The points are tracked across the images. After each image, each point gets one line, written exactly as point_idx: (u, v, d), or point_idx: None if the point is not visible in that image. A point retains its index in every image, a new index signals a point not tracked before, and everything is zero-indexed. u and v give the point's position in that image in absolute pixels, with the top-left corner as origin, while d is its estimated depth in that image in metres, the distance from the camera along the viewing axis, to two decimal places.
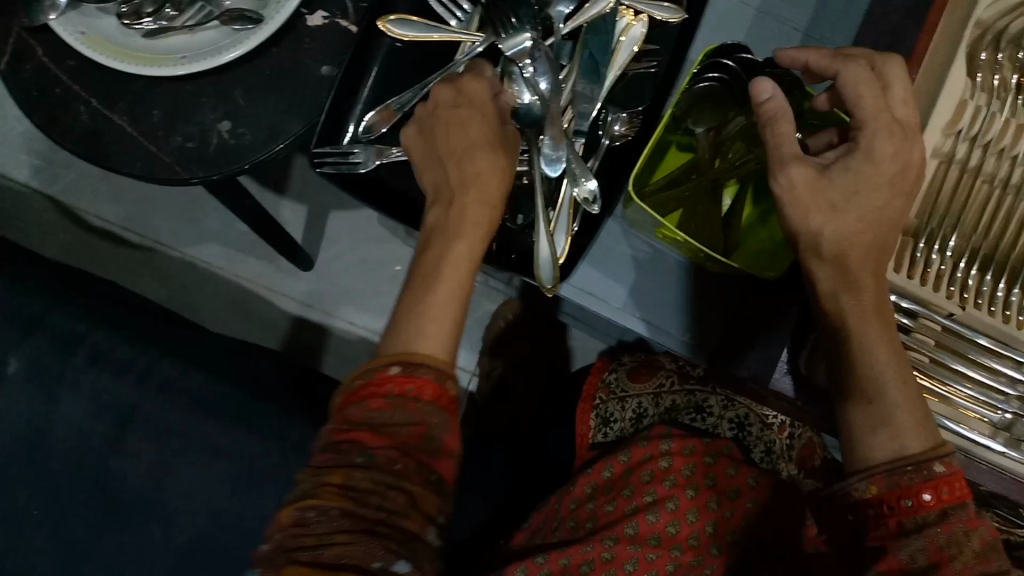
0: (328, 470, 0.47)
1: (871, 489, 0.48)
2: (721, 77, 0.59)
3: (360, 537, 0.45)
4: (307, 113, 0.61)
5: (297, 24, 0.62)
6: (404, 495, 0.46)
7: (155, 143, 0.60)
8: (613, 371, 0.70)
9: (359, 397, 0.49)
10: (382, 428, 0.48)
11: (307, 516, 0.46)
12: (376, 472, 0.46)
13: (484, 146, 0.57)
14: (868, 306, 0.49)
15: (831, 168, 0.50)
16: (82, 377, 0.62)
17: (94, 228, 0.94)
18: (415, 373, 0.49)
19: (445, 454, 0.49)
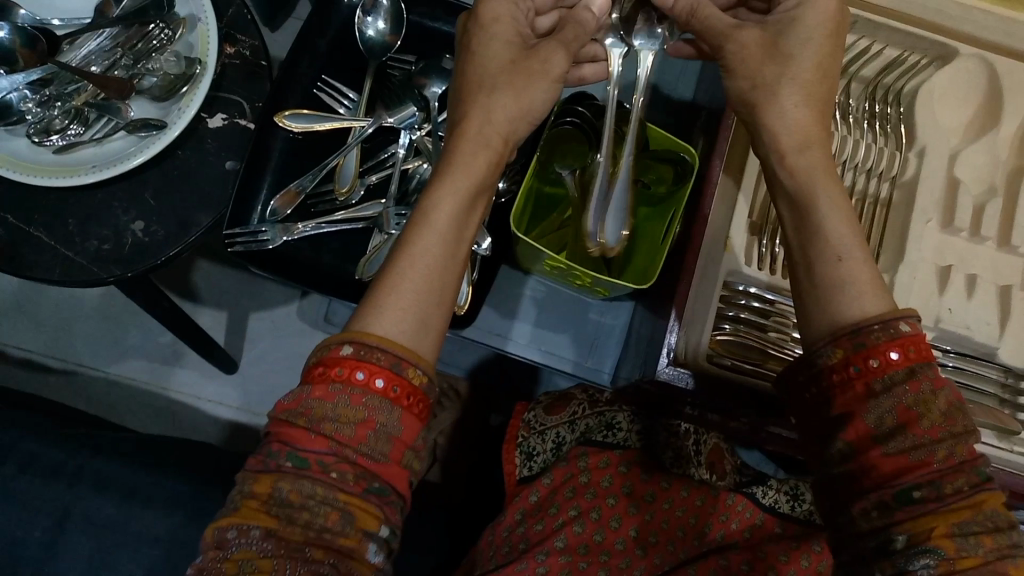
0: (256, 477, 0.39)
1: (837, 353, 0.41)
2: (578, 121, 0.61)
3: (284, 565, 0.36)
4: (214, 204, 0.67)
5: (199, 127, 0.68)
6: (333, 510, 0.38)
7: (75, 250, 0.66)
8: (531, 411, 0.72)
9: (308, 379, 0.41)
10: (325, 421, 0.39)
11: (226, 536, 0.37)
12: (309, 481, 0.38)
13: (505, 80, 0.49)
14: (819, 175, 0.45)
15: (790, 41, 0.48)
16: (11, 484, 0.67)
17: (13, 359, 1.04)
18: (367, 359, 0.40)
19: (389, 457, 0.40)
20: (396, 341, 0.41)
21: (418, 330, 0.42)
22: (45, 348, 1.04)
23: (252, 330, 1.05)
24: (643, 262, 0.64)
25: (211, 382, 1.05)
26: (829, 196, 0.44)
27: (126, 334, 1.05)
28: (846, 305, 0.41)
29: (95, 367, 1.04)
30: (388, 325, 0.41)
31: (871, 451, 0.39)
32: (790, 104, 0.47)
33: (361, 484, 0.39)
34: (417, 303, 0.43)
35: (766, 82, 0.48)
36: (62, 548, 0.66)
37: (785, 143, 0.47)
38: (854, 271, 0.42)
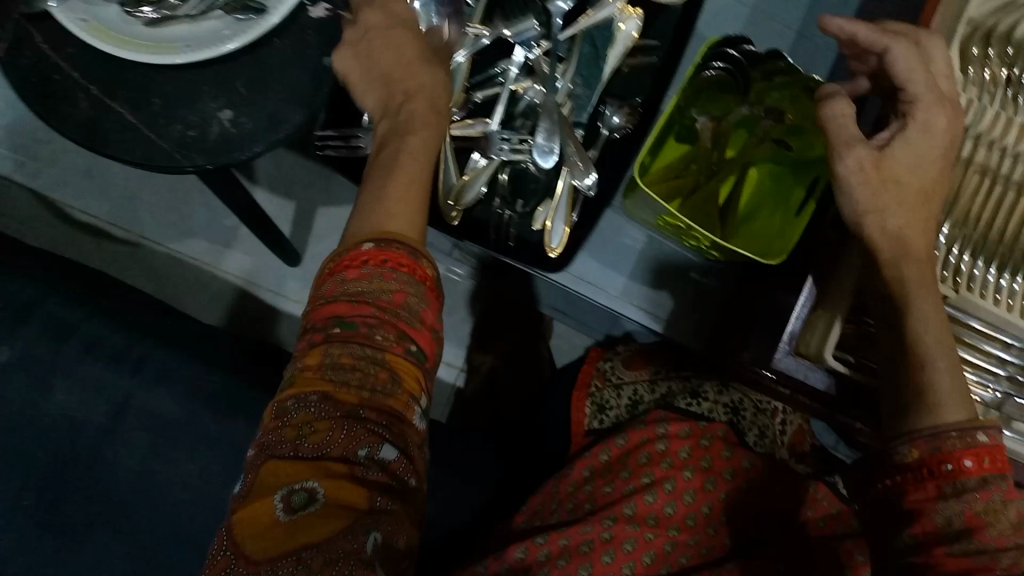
0: (307, 350, 0.43)
1: (914, 453, 0.43)
2: (727, 68, 0.56)
3: (343, 422, 0.41)
4: (308, 102, 0.62)
5: (300, 15, 0.63)
6: (383, 371, 0.42)
7: (158, 132, 0.62)
8: (608, 360, 0.69)
9: (333, 273, 0.44)
10: (364, 296, 0.43)
11: (288, 404, 0.42)
12: (356, 346, 0.42)
13: (428, 65, 0.53)
14: (921, 278, 0.45)
15: (891, 145, 0.46)
16: (76, 366, 0.65)
17: (77, 222, 1.03)
18: (389, 250, 0.44)
19: (422, 325, 0.44)
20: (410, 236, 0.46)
21: (416, 221, 0.47)
22: (109, 215, 1.02)
23: (318, 225, 1.02)
24: (766, 226, 0.59)
25: (272, 271, 1.03)
26: (927, 302, 0.44)
27: (191, 212, 1.03)
28: (932, 414, 0.43)
29: (158, 241, 1.02)
30: (398, 223, 0.46)
31: (936, 548, 0.41)
32: (893, 215, 0.45)
33: (400, 348, 0.43)
34: (412, 206, 0.47)
35: (880, 206, 0.45)
36: (119, 437, 0.64)
37: (887, 254, 0.45)
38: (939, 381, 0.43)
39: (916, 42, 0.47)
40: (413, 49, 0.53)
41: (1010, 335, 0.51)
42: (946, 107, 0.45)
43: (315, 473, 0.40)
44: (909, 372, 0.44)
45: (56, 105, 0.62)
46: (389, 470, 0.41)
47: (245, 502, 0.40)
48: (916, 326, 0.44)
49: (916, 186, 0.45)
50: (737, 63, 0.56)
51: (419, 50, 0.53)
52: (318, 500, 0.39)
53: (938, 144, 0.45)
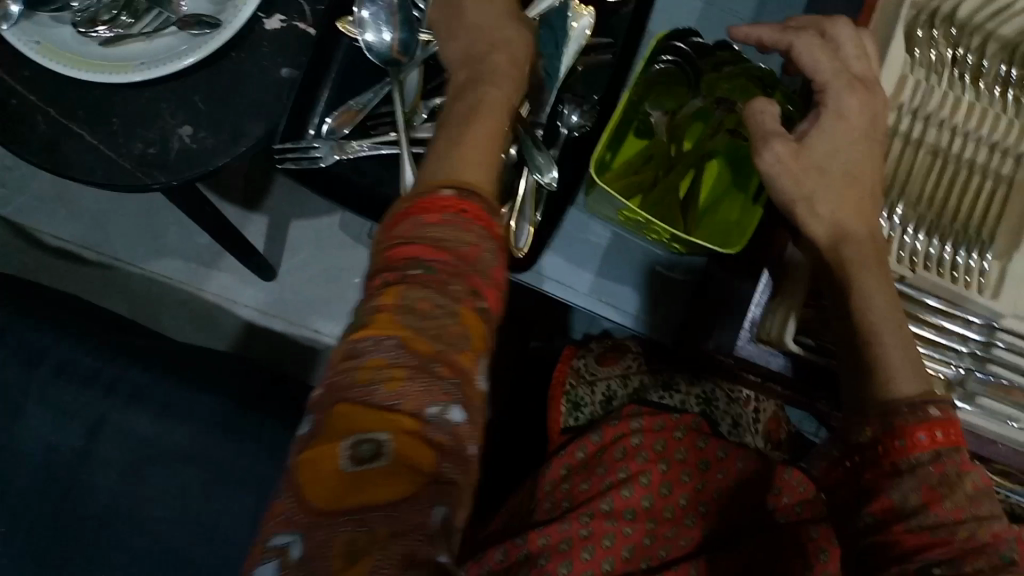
0: (381, 290, 0.35)
1: (867, 432, 0.43)
2: (675, 61, 0.57)
3: (416, 370, 0.33)
4: (267, 114, 0.62)
5: (255, 28, 0.63)
6: (456, 327, 0.34)
7: (119, 151, 0.63)
8: (581, 357, 0.69)
9: (407, 214, 0.37)
10: (443, 241, 0.35)
11: (360, 344, 0.33)
12: (433, 293, 0.35)
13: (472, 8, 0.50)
14: (864, 257, 0.46)
15: (808, 136, 0.48)
16: (48, 388, 0.65)
17: (50, 246, 1.02)
18: (469, 201, 0.37)
19: (492, 282, 0.37)
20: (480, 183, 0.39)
21: (482, 172, 0.40)
22: (82, 238, 1.02)
23: (293, 239, 1.02)
24: (728, 219, 0.60)
25: (248, 287, 1.03)
26: (871, 278, 0.45)
27: (164, 232, 1.02)
28: (888, 389, 0.43)
29: (132, 263, 1.02)
30: (469, 173, 0.39)
31: (894, 526, 0.41)
32: (825, 207, 0.47)
33: (470, 304, 0.35)
34: (486, 155, 0.41)
35: (806, 193, 0.47)
36: (95, 455, 0.65)
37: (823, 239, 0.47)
38: (888, 356, 0.44)
39: (845, 29, 0.48)
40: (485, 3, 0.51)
41: (971, 311, 0.52)
42: (857, 89, 0.47)
43: (387, 424, 0.32)
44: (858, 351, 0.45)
45: (16, 129, 0.62)
46: (457, 435, 0.33)
47: (309, 443, 0.33)
48: (860, 305, 0.45)
49: (842, 172, 0.47)
50: (684, 55, 0.57)
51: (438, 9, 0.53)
52: (386, 454, 0.32)
53: (862, 126, 0.48)
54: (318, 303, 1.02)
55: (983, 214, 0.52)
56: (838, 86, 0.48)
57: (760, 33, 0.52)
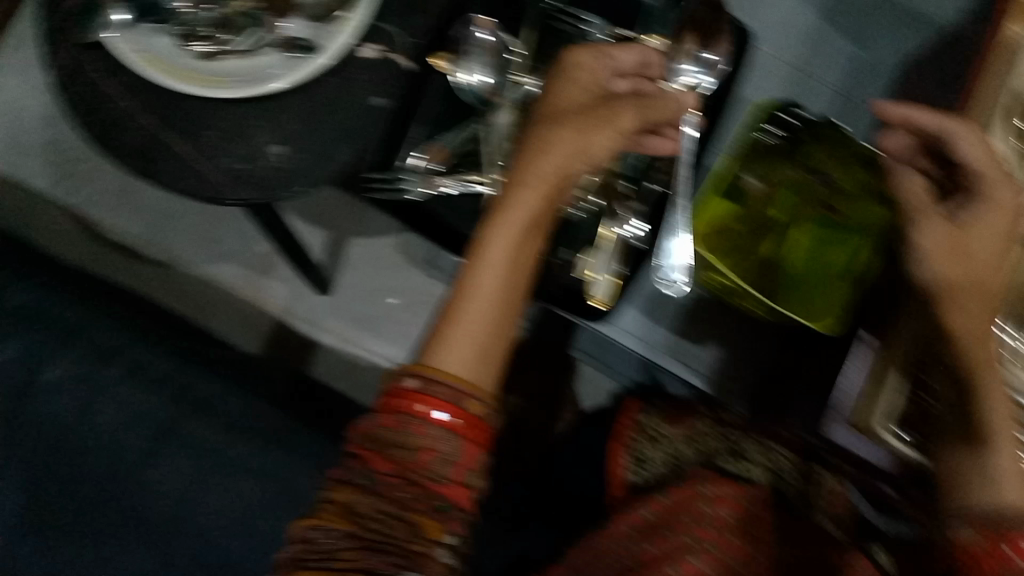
0: (335, 486, 0.43)
1: (975, 532, 0.43)
2: (784, 135, 0.62)
3: (365, 554, 0.40)
4: (357, 141, 0.62)
5: (349, 56, 0.63)
6: (404, 524, 0.41)
7: (206, 163, 0.62)
8: (645, 412, 0.67)
9: (380, 408, 0.43)
10: (390, 450, 0.42)
11: (309, 534, 0.41)
12: (378, 498, 0.41)
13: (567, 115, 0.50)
14: (990, 355, 0.46)
15: (964, 220, 0.47)
16: (115, 391, 0.65)
17: (111, 240, 1.03)
18: (429, 394, 0.42)
19: (454, 479, 0.42)
20: (460, 376, 0.43)
21: (480, 364, 0.44)
22: (143, 234, 1.03)
23: (352, 256, 1.02)
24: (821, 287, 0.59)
25: (302, 297, 1.03)
26: (994, 374, 0.46)
27: (224, 235, 1.03)
28: (994, 495, 0.45)
29: (190, 263, 1.03)
30: (457, 359, 0.44)
31: None
32: (969, 304, 0.46)
33: (428, 502, 0.41)
34: (487, 334, 0.45)
35: (956, 282, 0.46)
36: (154, 466, 0.64)
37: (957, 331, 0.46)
38: (1000, 461, 0.45)
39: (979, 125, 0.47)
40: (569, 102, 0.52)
41: None
42: (1005, 181, 0.47)
43: None
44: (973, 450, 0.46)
45: (107, 134, 0.63)
46: None
47: None
48: (980, 399, 0.46)
49: (989, 263, 0.47)
50: (794, 131, 0.62)
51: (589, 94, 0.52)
52: None
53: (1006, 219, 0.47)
54: (372, 321, 1.02)
55: None
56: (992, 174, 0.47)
57: (917, 116, 0.48)
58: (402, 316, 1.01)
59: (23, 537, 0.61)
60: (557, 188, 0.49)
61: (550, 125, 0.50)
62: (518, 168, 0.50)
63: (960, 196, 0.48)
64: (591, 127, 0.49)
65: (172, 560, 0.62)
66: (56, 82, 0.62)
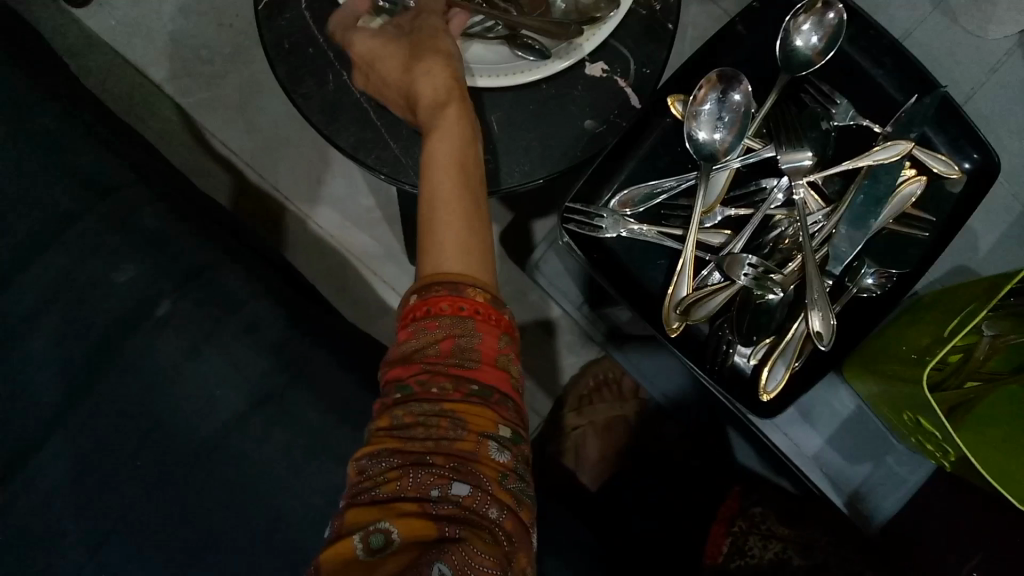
0: (382, 411, 0.43)
1: None
2: None
3: (411, 467, 0.40)
4: (559, 161, 0.59)
5: (574, 70, 0.60)
6: (444, 417, 0.41)
7: (398, 139, 0.58)
8: (756, 503, 0.68)
9: (405, 326, 0.44)
10: (414, 355, 0.43)
11: (361, 464, 0.41)
12: (416, 402, 0.41)
13: (412, 57, 0.51)
14: None
15: None
16: (230, 343, 0.60)
17: (215, 153, 0.99)
18: (442, 294, 0.43)
19: (481, 361, 0.42)
20: (452, 268, 0.44)
21: (472, 257, 0.45)
22: (249, 156, 0.99)
23: None
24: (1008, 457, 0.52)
25: (392, 265, 0.98)
26: None
27: (330, 178, 0.99)
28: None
29: (290, 199, 0.99)
30: (446, 262, 0.45)
31: None
32: None
33: (461, 394, 0.41)
34: (465, 225, 0.46)
35: None
36: (250, 427, 0.58)
37: None
38: None
39: None
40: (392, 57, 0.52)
41: None
42: None
43: (387, 514, 0.39)
44: None
45: (302, 80, 0.59)
46: (462, 502, 0.39)
47: (328, 548, 0.39)
48: None
49: None
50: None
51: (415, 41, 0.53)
52: (395, 539, 0.38)
53: None
54: None
55: None
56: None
57: None
58: None
59: (102, 467, 0.56)
60: (441, 100, 0.50)
61: (415, 58, 0.51)
62: (428, 116, 0.50)
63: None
64: (422, 58, 0.51)
65: (245, 535, 0.56)
66: (263, 14, 0.59)
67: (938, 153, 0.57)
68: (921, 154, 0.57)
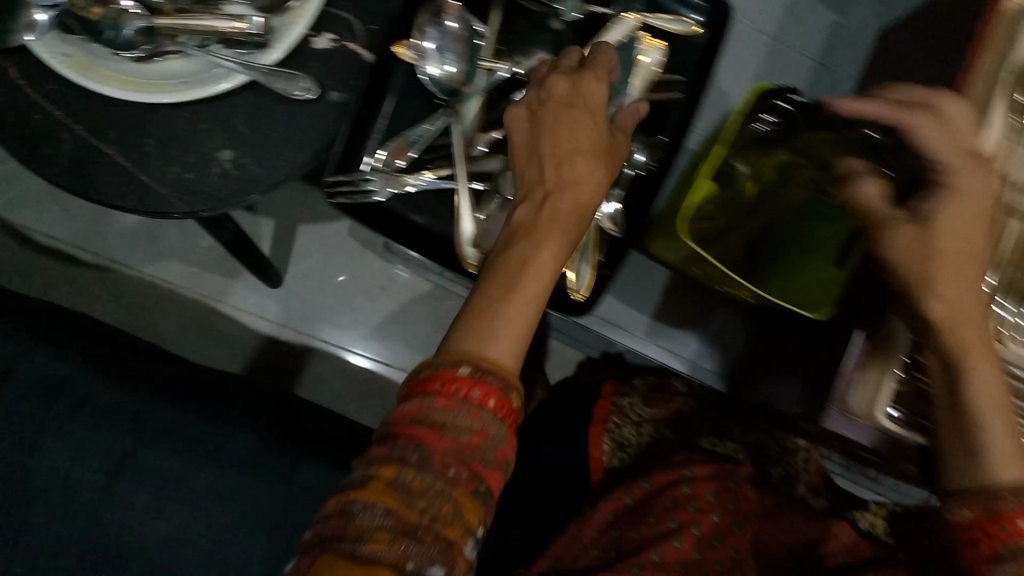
0: (382, 464, 0.39)
1: (967, 514, 0.41)
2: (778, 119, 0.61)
3: (407, 539, 0.37)
4: (316, 141, 0.59)
5: (302, 47, 0.58)
6: (447, 503, 0.38)
7: (152, 177, 0.58)
8: (624, 395, 0.70)
9: (420, 389, 0.41)
10: (447, 427, 0.39)
11: (353, 509, 0.37)
12: (432, 474, 0.38)
13: (590, 152, 0.49)
14: (970, 341, 0.43)
15: (936, 217, 0.44)
16: (66, 424, 0.62)
17: (39, 246, 0.96)
18: (481, 380, 0.41)
19: (495, 464, 0.40)
20: (506, 365, 0.42)
21: (516, 353, 0.43)
22: (74, 238, 0.96)
23: (300, 244, 0.99)
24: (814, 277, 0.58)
25: (250, 293, 0.99)
26: (979, 362, 0.43)
27: (162, 233, 0.97)
28: (986, 475, 0.41)
29: (129, 265, 0.97)
30: (496, 348, 0.43)
31: None
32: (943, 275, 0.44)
33: (470, 484, 0.39)
34: (520, 319, 0.44)
35: (929, 281, 0.44)
36: (118, 497, 0.61)
37: (943, 309, 0.44)
38: (998, 438, 0.42)
39: (959, 106, 0.45)
40: (559, 135, 0.49)
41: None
42: (972, 168, 0.44)
43: None
44: (959, 438, 0.43)
45: (40, 148, 0.58)
46: None
47: None
48: (976, 401, 0.43)
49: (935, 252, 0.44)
50: (788, 116, 0.61)
51: (591, 139, 0.50)
52: None
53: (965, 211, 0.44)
54: (329, 313, 0.99)
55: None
56: (948, 167, 0.45)
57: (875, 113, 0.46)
58: (361, 303, 1.00)
59: None
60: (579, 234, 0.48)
61: (567, 158, 0.49)
62: (534, 225, 0.47)
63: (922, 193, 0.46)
64: (579, 153, 0.49)
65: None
66: None
67: (668, 15, 0.58)
68: (652, 19, 0.58)
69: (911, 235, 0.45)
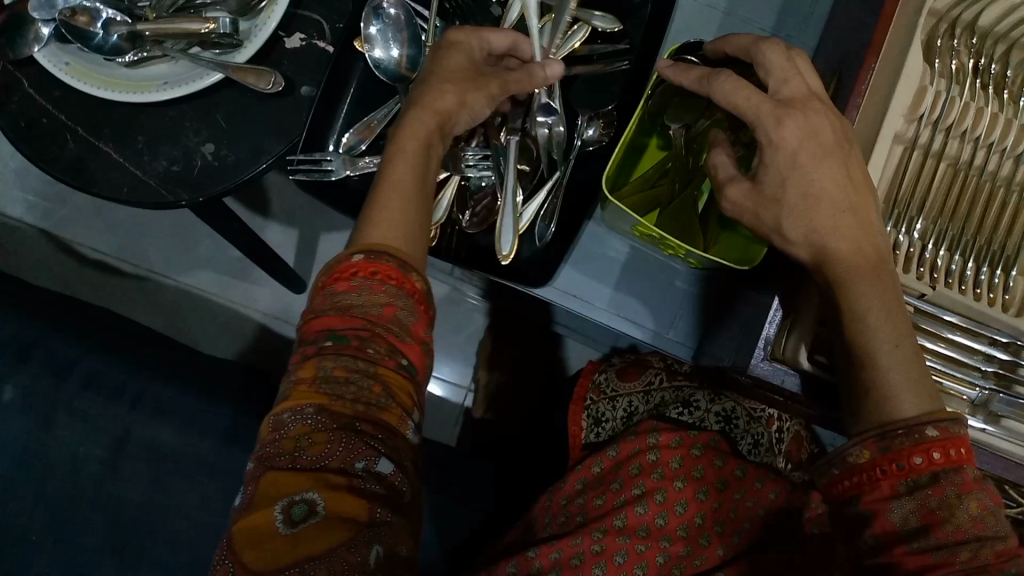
0: (300, 366, 0.42)
1: (864, 454, 0.42)
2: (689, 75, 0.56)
3: (342, 435, 0.40)
4: (287, 132, 0.63)
5: (275, 46, 0.63)
6: (376, 383, 0.41)
7: (144, 171, 0.64)
8: (602, 372, 0.71)
9: (324, 286, 0.44)
10: (353, 309, 0.42)
11: (284, 418, 0.41)
12: (350, 359, 0.41)
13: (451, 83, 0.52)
14: (861, 270, 0.43)
15: (762, 170, 0.46)
16: (77, 400, 0.67)
17: (88, 260, 1.04)
18: (378, 261, 0.43)
19: (412, 338, 0.43)
20: (392, 242, 0.45)
21: (412, 239, 0.46)
22: (119, 251, 1.04)
23: (321, 250, 1.03)
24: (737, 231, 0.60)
25: (276, 299, 1.04)
26: (862, 293, 0.43)
27: (196, 245, 1.04)
28: (886, 411, 0.42)
29: (166, 275, 1.04)
30: (382, 235, 0.45)
31: (895, 548, 0.40)
32: (827, 214, 0.44)
33: (394, 362, 0.42)
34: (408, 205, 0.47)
35: (773, 224, 0.46)
36: (123, 469, 0.67)
37: (839, 250, 0.44)
38: (896, 370, 0.42)
39: (772, 50, 0.47)
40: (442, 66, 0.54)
41: (994, 330, 0.50)
42: (787, 118, 0.44)
43: (315, 484, 0.39)
44: (858, 371, 0.43)
45: (46, 149, 0.64)
46: (385, 481, 0.41)
47: (244, 513, 0.40)
48: (858, 323, 0.43)
49: (800, 194, 0.44)
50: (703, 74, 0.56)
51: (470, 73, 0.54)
52: (318, 511, 0.39)
53: (806, 147, 0.44)
54: None
55: (995, 221, 0.51)
56: (768, 122, 0.45)
57: (728, 48, 0.50)
58: None
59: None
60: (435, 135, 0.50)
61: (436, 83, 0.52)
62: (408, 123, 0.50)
63: (757, 151, 0.46)
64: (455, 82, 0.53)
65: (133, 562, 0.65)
66: None
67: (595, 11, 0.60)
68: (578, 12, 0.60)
69: (744, 189, 0.46)
